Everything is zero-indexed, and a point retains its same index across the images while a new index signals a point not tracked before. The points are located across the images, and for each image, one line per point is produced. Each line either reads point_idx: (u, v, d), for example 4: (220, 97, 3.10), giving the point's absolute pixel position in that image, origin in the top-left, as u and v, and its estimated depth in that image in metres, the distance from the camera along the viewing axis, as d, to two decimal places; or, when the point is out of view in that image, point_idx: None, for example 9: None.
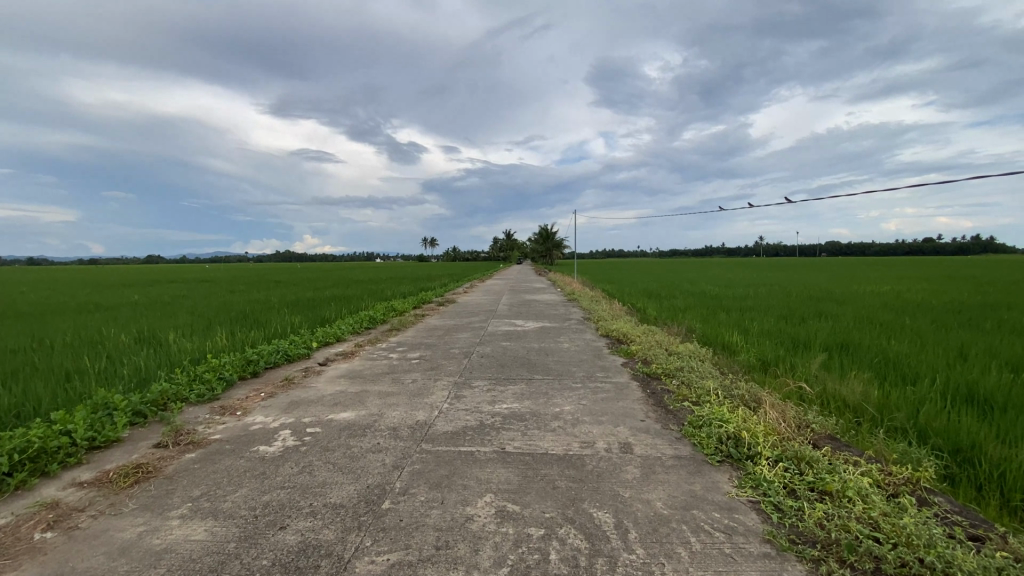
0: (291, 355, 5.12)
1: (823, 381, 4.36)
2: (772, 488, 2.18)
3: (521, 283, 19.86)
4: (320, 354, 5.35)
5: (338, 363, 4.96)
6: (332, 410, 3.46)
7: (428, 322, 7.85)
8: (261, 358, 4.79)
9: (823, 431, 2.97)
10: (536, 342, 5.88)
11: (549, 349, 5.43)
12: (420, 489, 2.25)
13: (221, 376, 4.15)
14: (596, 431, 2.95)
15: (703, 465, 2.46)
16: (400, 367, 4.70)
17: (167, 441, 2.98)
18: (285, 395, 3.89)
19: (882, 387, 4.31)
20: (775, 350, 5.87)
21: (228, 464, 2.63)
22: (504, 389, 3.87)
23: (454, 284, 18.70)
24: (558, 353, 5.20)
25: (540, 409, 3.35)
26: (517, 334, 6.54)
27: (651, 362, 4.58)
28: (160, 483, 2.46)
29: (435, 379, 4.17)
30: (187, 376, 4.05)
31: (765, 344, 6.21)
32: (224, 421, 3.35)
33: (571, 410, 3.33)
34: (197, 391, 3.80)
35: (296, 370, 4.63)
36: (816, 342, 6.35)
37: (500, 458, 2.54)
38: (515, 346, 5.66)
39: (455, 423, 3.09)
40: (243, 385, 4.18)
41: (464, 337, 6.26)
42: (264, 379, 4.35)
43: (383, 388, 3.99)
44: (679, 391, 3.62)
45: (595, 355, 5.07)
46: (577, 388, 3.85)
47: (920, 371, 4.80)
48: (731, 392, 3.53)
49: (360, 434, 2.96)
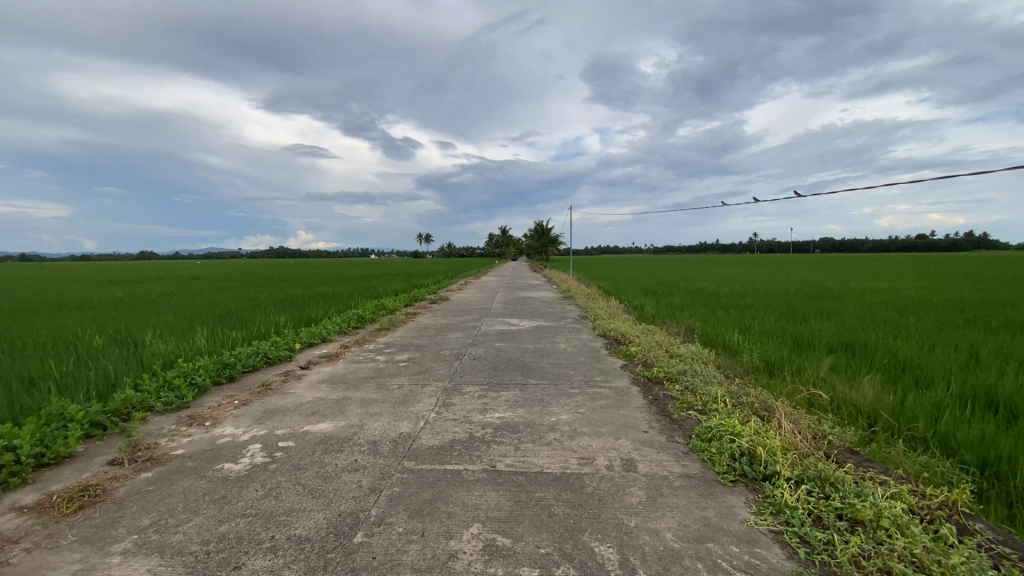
0: (271, 358, 4.84)
1: (834, 384, 4.13)
2: (797, 516, 1.93)
3: (515, 281, 19.61)
4: (303, 357, 5.07)
5: (321, 366, 4.68)
6: (309, 421, 3.19)
7: (419, 321, 7.57)
8: (238, 361, 4.51)
9: (842, 446, 2.73)
10: (531, 343, 5.62)
11: (544, 351, 5.17)
12: (398, 518, 1.98)
13: (193, 382, 3.87)
14: (596, 445, 2.70)
15: (716, 487, 2.21)
16: (387, 370, 4.44)
17: (123, 458, 2.70)
18: (260, 403, 3.62)
19: (895, 391, 4.08)
20: (779, 351, 5.64)
21: (185, 486, 2.35)
22: (496, 395, 3.61)
23: (448, 281, 18.35)
24: (554, 355, 4.94)
25: (534, 418, 3.09)
26: (511, 334, 6.27)
27: (652, 365, 4.33)
28: (107, 510, 2.18)
29: (423, 385, 3.90)
30: (156, 382, 3.77)
31: (768, 344, 5.97)
32: (190, 434, 3.07)
33: (568, 419, 3.07)
34: (164, 399, 3.53)
35: (274, 375, 4.35)
36: (822, 342, 6.12)
37: (489, 479, 2.28)
38: (509, 347, 5.40)
39: (442, 435, 2.83)
40: (217, 391, 3.90)
41: (456, 338, 5.99)
42: (240, 384, 4.08)
43: (366, 395, 3.72)
44: (683, 399, 3.37)
45: (592, 357, 4.82)
46: (574, 394, 3.60)
47: (932, 374, 4.58)
48: (739, 399, 3.29)
49: (336, 450, 2.69)
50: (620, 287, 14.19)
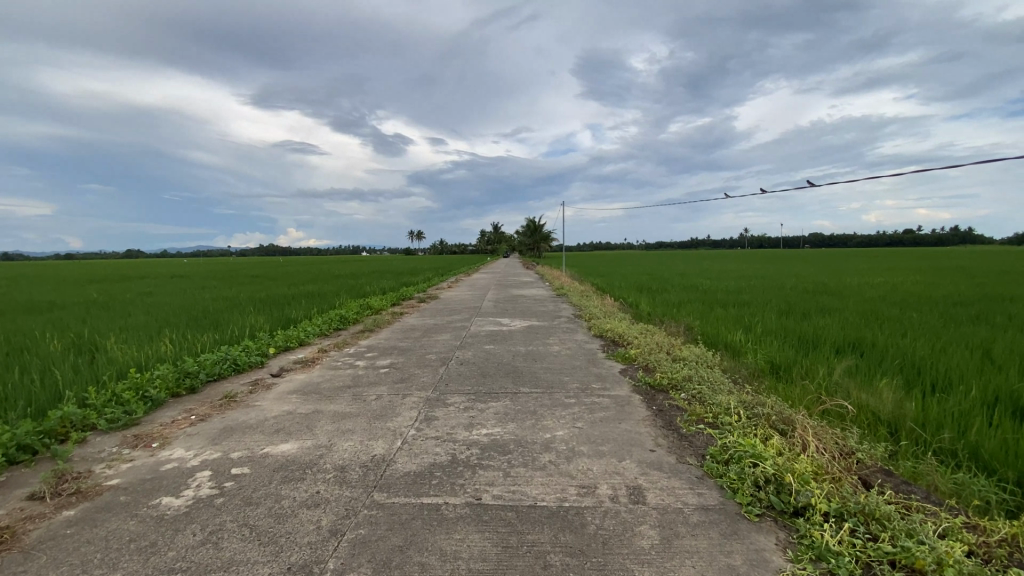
0: (240, 365, 4.45)
1: (847, 388, 3.81)
2: (843, 565, 1.60)
3: (507, 277, 19.21)
4: (275, 363, 4.68)
5: (294, 374, 4.30)
6: (270, 441, 2.81)
7: (405, 322, 7.17)
8: (202, 369, 4.12)
9: (874, 466, 2.41)
10: (524, 345, 5.26)
11: (536, 354, 4.82)
12: (360, 572, 1.63)
13: (146, 395, 3.49)
14: (596, 468, 2.35)
15: (740, 524, 1.87)
16: (366, 378, 4.06)
17: (46, 492, 2.32)
18: (220, 419, 3.24)
19: (915, 395, 3.78)
20: (783, 351, 5.34)
21: (110, 530, 1.98)
22: (484, 406, 3.25)
23: (438, 279, 17.93)
24: (547, 359, 4.59)
25: (525, 435, 2.74)
26: (501, 335, 5.90)
27: (654, 369, 4.00)
28: (10, 562, 1.80)
29: (404, 395, 3.53)
30: (103, 396, 3.38)
31: (771, 344, 5.66)
32: (132, 459, 2.72)
33: (564, 436, 2.73)
34: (109, 416, 3.15)
35: (241, 386, 3.96)
36: (826, 342, 5.82)
37: (473, 518, 1.92)
38: (499, 350, 5.04)
39: (421, 458, 2.47)
40: (174, 405, 3.52)
41: (443, 340, 5.61)
42: (201, 396, 3.69)
43: (340, 407, 3.34)
44: (691, 411, 3.03)
45: (589, 360, 4.48)
46: (570, 405, 3.25)
47: (950, 376, 4.29)
48: (754, 411, 2.96)
49: (296, 480, 2.32)
50: (613, 288, 12.71)
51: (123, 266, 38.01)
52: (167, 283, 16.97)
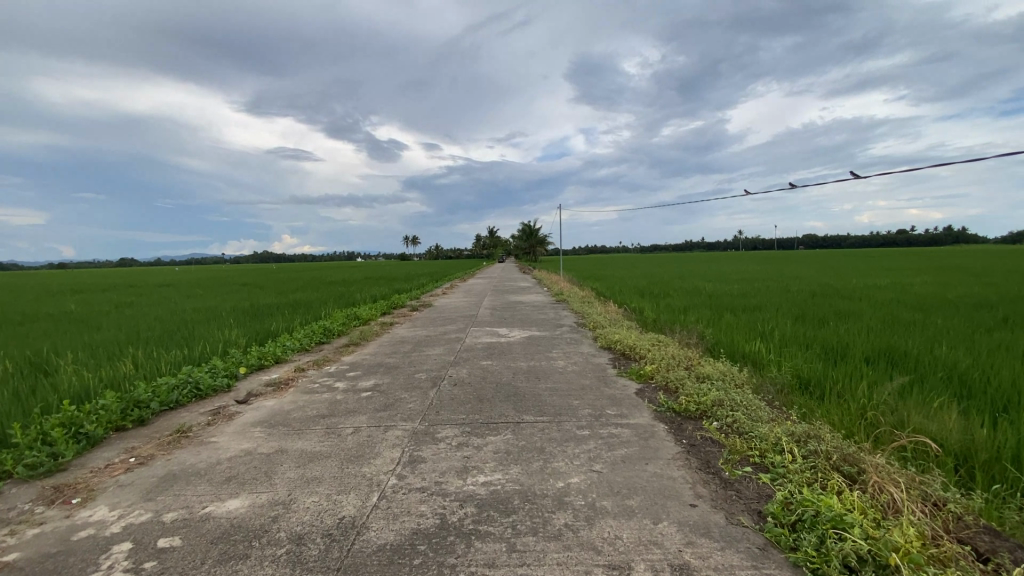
0: (203, 390, 3.90)
1: (899, 413, 3.33)
2: None
3: (503, 283, 18.59)
4: (244, 386, 4.13)
5: (263, 401, 3.74)
6: (215, 496, 2.27)
7: (394, 334, 6.61)
8: (156, 396, 3.57)
9: (977, 528, 1.92)
10: (525, 360, 4.73)
11: (539, 371, 4.27)
12: None
13: (82, 432, 2.94)
14: (626, 535, 1.83)
15: None
16: (344, 405, 3.52)
17: None
18: (164, 462, 2.70)
19: (978, 419, 3.30)
20: (810, 364, 4.83)
21: None
22: (480, 443, 2.72)
23: (430, 286, 17.37)
24: (553, 377, 4.06)
25: (533, 486, 2.21)
26: (499, 348, 5.36)
27: (676, 390, 3.50)
28: None
29: (385, 428, 3.00)
30: (26, 435, 2.82)
31: (796, 355, 5.17)
32: (42, 523, 2.16)
33: (580, 485, 2.20)
34: (29, 460, 2.60)
35: (199, 416, 3.41)
36: (854, 353, 5.33)
37: None
38: (498, 366, 4.49)
39: (402, 524, 1.94)
40: (115, 443, 2.97)
41: (434, 355, 5.06)
42: (150, 431, 3.14)
43: (309, 446, 2.80)
44: (732, 446, 2.53)
45: (600, 378, 3.95)
46: (583, 439, 2.72)
47: (1008, 391, 3.81)
48: (810, 450, 2.45)
49: (237, 558, 1.78)
50: (617, 288, 13.67)
51: (112, 275, 37.25)
52: (154, 292, 16.38)
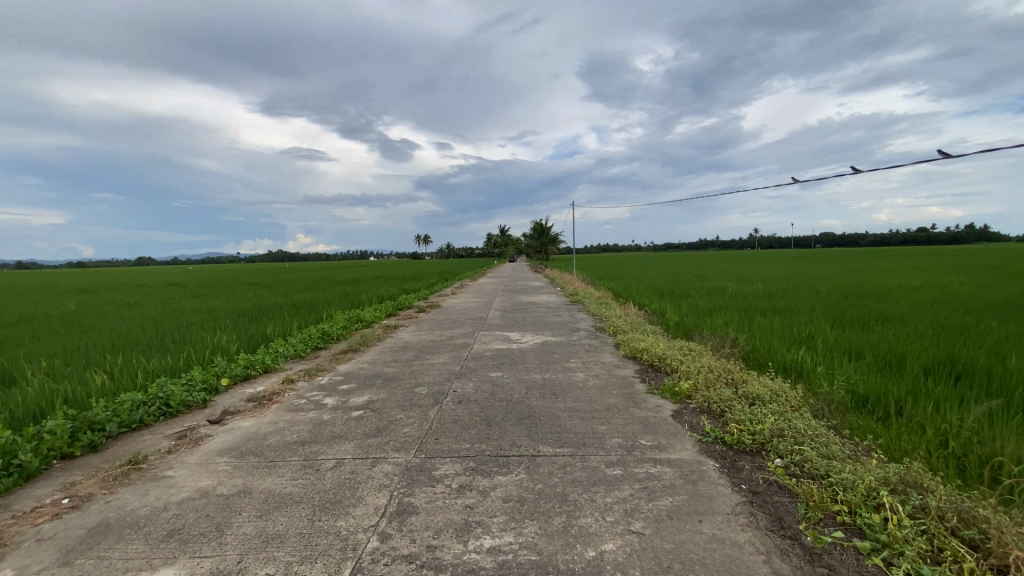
0: (173, 408, 3.43)
1: (997, 443, 2.76)
2: None
3: (515, 282, 18.06)
4: (222, 402, 3.65)
5: (240, 420, 3.25)
6: (146, 561, 1.77)
7: (398, 339, 6.11)
8: (114, 416, 3.10)
9: None
10: (539, 372, 4.19)
11: (556, 386, 3.73)
12: None
13: (12, 465, 2.46)
14: None
15: None
16: (329, 428, 3.01)
17: None
18: (104, 506, 2.21)
19: None
20: (867, 377, 4.23)
21: None
22: (486, 486, 2.19)
23: (440, 285, 16.95)
24: (572, 394, 3.50)
25: (555, 557, 1.67)
26: (511, 357, 4.83)
27: (722, 414, 2.95)
28: None
29: (373, 462, 2.49)
30: None
31: (846, 365, 4.60)
32: None
33: (617, 557, 1.67)
34: None
35: (161, 441, 2.93)
36: (912, 364, 4.72)
37: None
38: (509, 379, 3.95)
39: None
40: (54, 478, 2.49)
41: (438, 365, 4.55)
42: (100, 462, 2.67)
43: (278, 485, 2.30)
44: (811, 498, 1.99)
45: (627, 396, 3.41)
46: (614, 484, 2.18)
47: None
48: (914, 505, 1.90)
49: None
50: (633, 288, 13.11)
51: (126, 275, 37.38)
52: (161, 292, 16.06)
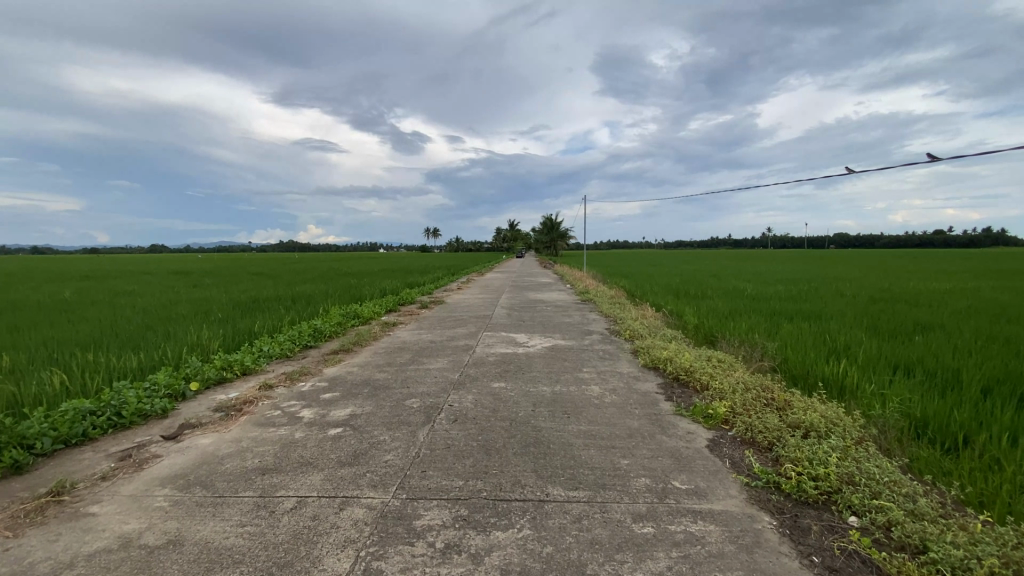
0: (127, 419, 2.99)
1: None
2: None
3: (524, 279, 17.38)
4: (185, 413, 3.20)
5: (199, 437, 2.80)
6: None
7: (395, 339, 5.63)
8: (51, 430, 2.66)
9: None
10: (549, 383, 3.69)
11: (568, 403, 3.23)
12: None
13: None
14: None
15: None
16: (298, 452, 2.53)
17: None
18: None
19: None
20: (924, 398, 3.69)
21: None
22: (478, 548, 1.70)
23: (447, 280, 16.44)
24: (587, 415, 2.99)
25: None
26: (517, 363, 4.33)
27: (771, 449, 2.44)
28: None
29: (341, 503, 2.00)
30: None
31: (896, 381, 4.05)
32: None
33: None
34: None
35: (101, 464, 2.48)
36: (971, 382, 4.16)
37: None
38: (513, 392, 3.45)
39: None
40: None
41: (435, 372, 4.06)
42: (18, 490, 2.22)
43: (217, 535, 1.82)
44: None
45: (652, 419, 2.90)
46: (644, 552, 1.67)
47: None
48: None
49: None
50: (646, 288, 12.25)
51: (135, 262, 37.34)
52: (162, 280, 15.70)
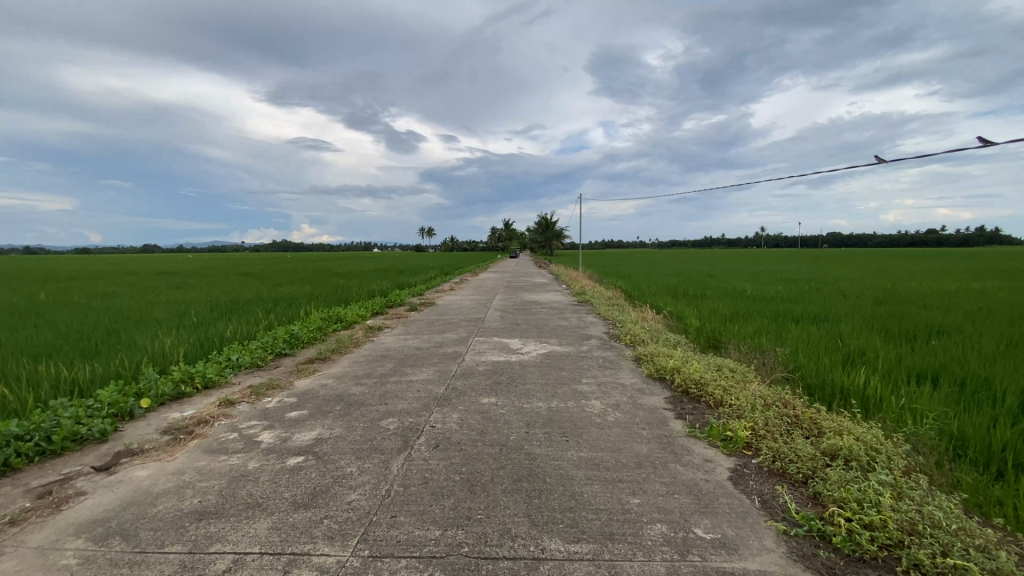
0: (57, 444, 2.57)
1: None
2: None
3: (519, 279, 17.06)
4: (129, 436, 2.79)
5: (137, 467, 2.40)
6: None
7: (379, 345, 5.25)
8: None
9: None
10: (544, 398, 3.30)
11: (566, 423, 2.84)
12: None
13: None
14: None
15: None
16: (248, 488, 2.14)
17: None
18: None
19: None
20: (960, 412, 3.32)
21: None
22: None
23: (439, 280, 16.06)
24: (588, 438, 2.61)
25: None
26: (509, 374, 3.94)
27: (807, 484, 2.06)
28: None
29: (286, 564, 1.61)
30: None
31: (924, 392, 3.68)
32: None
33: None
34: None
35: (11, 504, 2.07)
36: (1004, 392, 3.80)
37: None
38: (504, 410, 3.06)
39: None
40: None
41: (418, 384, 3.66)
42: None
43: None
44: None
45: (664, 444, 2.51)
46: None
47: None
48: None
49: None
50: (645, 288, 12.06)
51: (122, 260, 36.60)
52: None
